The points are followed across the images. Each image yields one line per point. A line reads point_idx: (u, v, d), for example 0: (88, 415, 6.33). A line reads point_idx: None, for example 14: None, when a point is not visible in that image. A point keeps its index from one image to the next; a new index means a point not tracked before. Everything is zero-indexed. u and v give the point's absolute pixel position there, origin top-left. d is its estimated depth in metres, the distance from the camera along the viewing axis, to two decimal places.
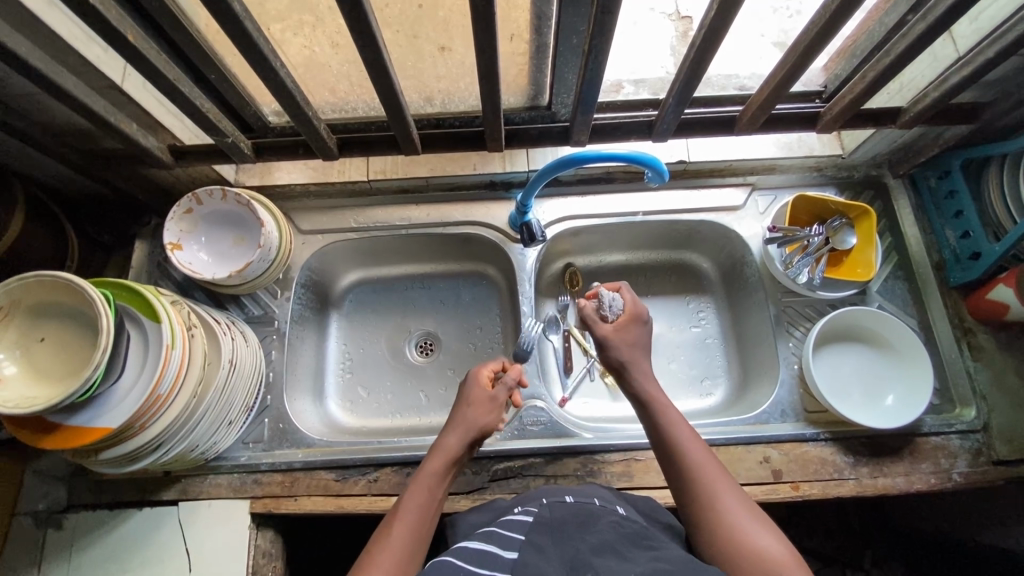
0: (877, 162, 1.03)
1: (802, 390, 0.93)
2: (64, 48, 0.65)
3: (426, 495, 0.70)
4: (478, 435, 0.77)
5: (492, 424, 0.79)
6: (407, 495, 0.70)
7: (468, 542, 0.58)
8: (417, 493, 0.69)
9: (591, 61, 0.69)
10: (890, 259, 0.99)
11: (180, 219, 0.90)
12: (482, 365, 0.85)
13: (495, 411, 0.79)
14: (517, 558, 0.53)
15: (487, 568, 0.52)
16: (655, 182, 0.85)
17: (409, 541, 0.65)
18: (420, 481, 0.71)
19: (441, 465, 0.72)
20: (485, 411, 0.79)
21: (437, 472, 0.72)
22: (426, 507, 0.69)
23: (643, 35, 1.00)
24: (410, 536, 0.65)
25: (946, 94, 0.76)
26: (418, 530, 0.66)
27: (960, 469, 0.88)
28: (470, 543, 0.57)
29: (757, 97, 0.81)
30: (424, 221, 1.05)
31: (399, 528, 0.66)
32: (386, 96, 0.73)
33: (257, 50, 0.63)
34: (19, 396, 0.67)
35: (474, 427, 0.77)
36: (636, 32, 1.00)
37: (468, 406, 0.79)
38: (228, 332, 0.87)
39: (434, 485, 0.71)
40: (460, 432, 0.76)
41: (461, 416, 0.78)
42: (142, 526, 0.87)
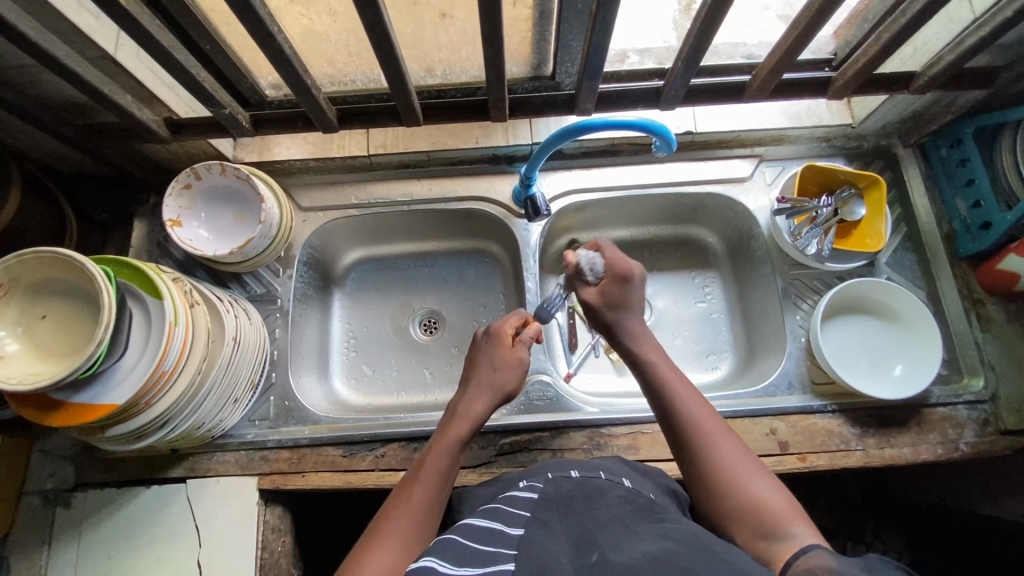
0: (887, 131, 1.01)
1: (809, 362, 0.93)
2: (54, 15, 0.63)
3: (448, 461, 0.70)
4: (500, 401, 0.78)
5: (514, 389, 0.79)
6: (427, 461, 0.70)
7: (475, 517, 0.58)
8: (438, 460, 0.69)
9: (598, 23, 0.67)
10: (899, 231, 0.98)
11: (178, 195, 0.88)
12: (504, 319, 0.83)
13: (519, 375, 0.79)
14: (524, 534, 0.52)
15: (492, 543, 0.52)
16: (663, 151, 0.83)
17: (428, 508, 0.65)
18: (442, 447, 0.71)
19: (465, 431, 0.73)
20: (511, 376, 0.78)
21: (460, 438, 0.72)
22: (448, 473, 0.69)
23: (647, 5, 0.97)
24: (428, 502, 0.66)
25: (962, 57, 0.74)
26: (437, 495, 0.67)
27: (967, 439, 0.87)
28: (477, 519, 0.58)
29: (767, 63, 0.79)
30: (425, 196, 1.04)
31: (418, 495, 0.66)
32: (387, 65, 0.71)
33: (254, 15, 0.61)
34: (21, 373, 0.66)
35: (498, 394, 0.77)
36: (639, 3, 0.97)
37: (495, 370, 0.78)
38: (231, 309, 0.86)
39: (455, 453, 0.71)
40: (485, 399, 0.76)
41: (487, 382, 0.77)
42: (151, 503, 0.88)
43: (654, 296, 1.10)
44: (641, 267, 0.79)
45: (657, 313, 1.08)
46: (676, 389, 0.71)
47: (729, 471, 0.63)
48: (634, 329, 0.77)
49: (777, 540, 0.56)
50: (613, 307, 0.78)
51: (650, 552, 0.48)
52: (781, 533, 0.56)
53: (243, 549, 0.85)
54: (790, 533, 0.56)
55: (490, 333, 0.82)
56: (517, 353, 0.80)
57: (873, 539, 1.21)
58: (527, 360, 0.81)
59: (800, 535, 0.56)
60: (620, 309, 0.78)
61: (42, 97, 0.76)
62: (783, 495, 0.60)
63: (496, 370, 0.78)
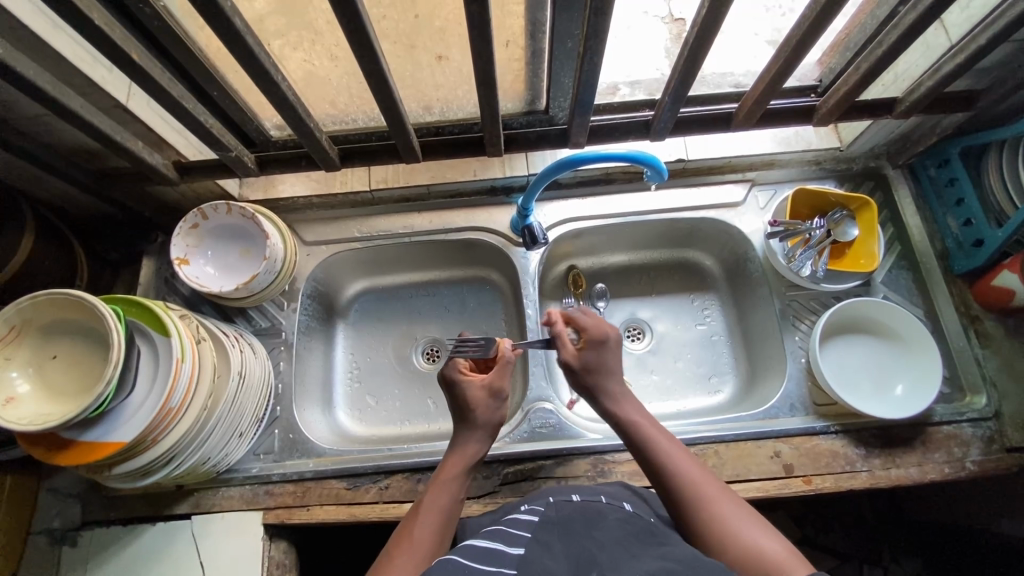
0: (876, 153, 1.03)
1: (810, 383, 0.93)
2: (69, 69, 0.66)
3: (446, 498, 0.71)
4: (490, 435, 0.79)
5: (502, 418, 0.80)
6: (426, 499, 0.71)
7: (476, 539, 0.59)
8: (439, 495, 0.70)
9: (586, 63, 0.70)
10: (893, 250, 1.00)
11: (186, 234, 0.91)
12: (453, 360, 0.83)
13: (499, 407, 0.79)
14: (523, 555, 0.53)
15: (492, 561, 0.53)
16: (655, 180, 0.86)
17: (431, 544, 0.65)
18: (440, 485, 0.72)
19: (461, 467, 0.74)
20: (494, 409, 0.79)
21: (456, 476, 0.73)
22: (450, 508, 0.70)
23: (639, 40, 1.01)
24: (431, 538, 0.66)
25: (941, 83, 0.76)
26: (439, 529, 0.67)
27: (973, 457, 0.87)
28: (477, 540, 0.58)
29: (753, 92, 0.80)
30: (426, 228, 1.06)
31: (421, 532, 0.66)
32: (386, 106, 0.74)
33: (261, 65, 0.64)
34: (32, 414, 0.68)
35: (486, 429, 0.78)
36: (630, 37, 1.02)
37: (473, 409, 0.78)
38: (237, 344, 0.87)
39: (453, 490, 0.72)
40: (476, 436, 0.77)
41: (470, 418, 0.78)
42: (156, 540, 0.88)
43: (654, 319, 1.11)
44: (616, 333, 0.83)
45: (657, 337, 1.09)
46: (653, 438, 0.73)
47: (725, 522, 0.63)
48: (616, 392, 0.79)
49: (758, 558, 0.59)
50: (591, 372, 0.80)
51: (650, 571, 0.48)
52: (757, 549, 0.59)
53: None
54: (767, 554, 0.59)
55: (451, 378, 0.80)
56: (489, 387, 0.79)
57: (889, 563, 1.21)
58: (500, 388, 0.79)
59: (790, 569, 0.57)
60: (598, 371, 0.80)
61: (57, 145, 0.79)
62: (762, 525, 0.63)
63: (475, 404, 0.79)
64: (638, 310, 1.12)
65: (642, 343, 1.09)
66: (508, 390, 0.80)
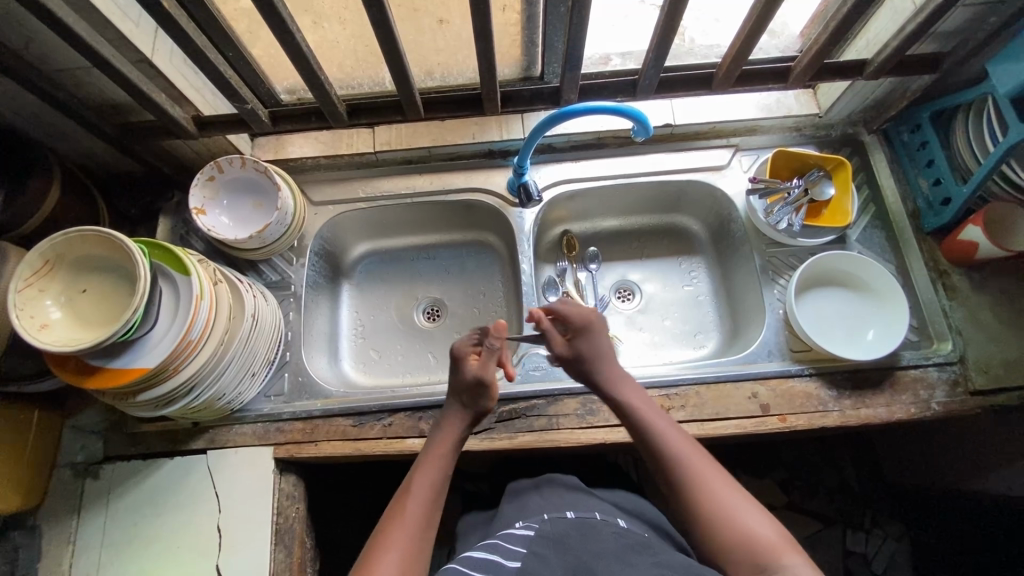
0: (852, 120, 1.10)
1: (787, 332, 0.99)
2: (102, 21, 0.72)
3: (433, 478, 0.77)
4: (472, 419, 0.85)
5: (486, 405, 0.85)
6: (416, 478, 0.76)
7: (475, 550, 0.67)
8: (425, 476, 0.76)
9: (575, 19, 0.75)
10: (867, 211, 1.06)
11: (203, 186, 0.97)
12: (460, 341, 0.88)
13: (479, 395, 0.84)
14: (521, 566, 0.61)
15: (491, 571, 0.61)
16: (641, 137, 0.92)
17: (420, 522, 0.72)
18: (428, 465, 0.78)
19: (446, 449, 0.80)
20: (477, 394, 0.84)
21: (444, 457, 0.80)
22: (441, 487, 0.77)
23: (633, 29, 1.06)
24: (420, 516, 0.72)
25: (905, 42, 0.82)
26: (427, 507, 0.73)
27: (938, 399, 0.93)
28: (476, 552, 0.66)
29: (729, 53, 0.86)
30: (427, 189, 1.12)
31: (411, 508, 0.73)
32: (391, 59, 0.80)
33: (278, 15, 0.70)
34: (65, 338, 0.74)
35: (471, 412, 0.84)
36: (627, 25, 1.06)
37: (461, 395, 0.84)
38: (250, 290, 0.94)
39: (438, 470, 0.78)
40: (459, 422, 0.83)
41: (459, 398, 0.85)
42: (174, 472, 0.94)
43: (643, 281, 1.17)
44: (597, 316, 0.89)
45: (646, 297, 1.16)
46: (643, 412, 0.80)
47: (736, 522, 0.66)
48: (612, 376, 0.85)
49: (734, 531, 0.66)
50: (584, 358, 0.86)
51: None
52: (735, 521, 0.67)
53: (260, 513, 0.91)
54: (747, 527, 0.66)
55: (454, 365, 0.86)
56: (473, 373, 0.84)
57: (871, 526, 1.28)
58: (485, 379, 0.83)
59: (766, 537, 0.65)
60: (592, 360, 0.86)
61: (86, 99, 0.85)
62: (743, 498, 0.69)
63: (470, 392, 0.84)
64: (628, 272, 1.18)
65: (632, 302, 1.15)
66: (491, 379, 0.83)
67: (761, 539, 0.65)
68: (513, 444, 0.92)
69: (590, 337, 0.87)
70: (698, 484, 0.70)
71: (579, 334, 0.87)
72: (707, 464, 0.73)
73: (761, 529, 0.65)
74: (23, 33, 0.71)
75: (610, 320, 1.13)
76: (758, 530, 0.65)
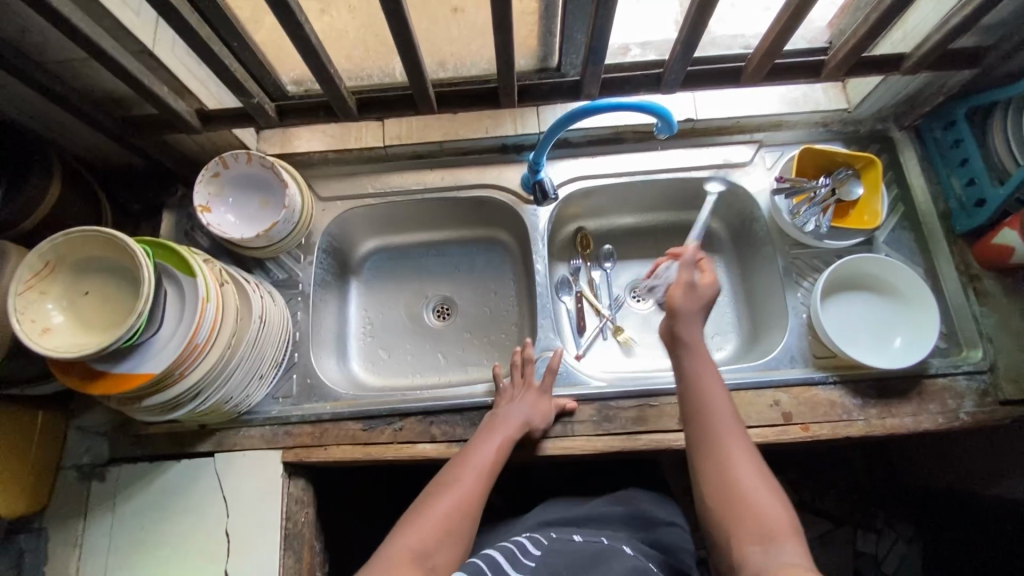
0: (882, 116, 1.05)
1: (810, 337, 0.96)
2: (99, 10, 0.68)
3: (487, 458, 0.81)
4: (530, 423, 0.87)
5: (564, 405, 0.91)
6: (468, 457, 0.82)
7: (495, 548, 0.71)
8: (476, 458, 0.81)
9: (600, 11, 0.71)
10: (896, 211, 1.02)
11: (208, 182, 0.94)
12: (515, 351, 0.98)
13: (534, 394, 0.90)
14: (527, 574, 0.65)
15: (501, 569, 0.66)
16: (664, 133, 0.88)
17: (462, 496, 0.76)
18: (484, 448, 0.83)
19: (504, 436, 0.84)
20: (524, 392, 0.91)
21: (501, 442, 0.84)
22: (508, 447, 0.84)
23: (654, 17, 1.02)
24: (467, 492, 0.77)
25: (948, 36, 0.77)
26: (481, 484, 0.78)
27: (967, 408, 0.90)
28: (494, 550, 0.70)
29: (761, 46, 0.82)
30: (438, 185, 1.08)
31: (458, 484, 0.77)
32: (404, 51, 0.76)
33: (285, 5, 0.66)
34: (68, 343, 0.71)
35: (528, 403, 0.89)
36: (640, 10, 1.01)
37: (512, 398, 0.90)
38: (258, 290, 0.91)
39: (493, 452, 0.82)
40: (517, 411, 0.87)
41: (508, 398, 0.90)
42: (181, 475, 0.92)
43: None
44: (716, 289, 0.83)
45: None
46: (696, 366, 0.77)
47: (742, 486, 0.65)
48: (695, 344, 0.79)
49: (734, 495, 0.64)
50: (684, 307, 0.81)
51: None
52: (741, 485, 0.65)
53: (268, 518, 0.90)
54: (751, 498, 0.64)
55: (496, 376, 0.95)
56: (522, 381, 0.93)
57: (883, 526, 1.26)
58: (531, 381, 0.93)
59: (767, 510, 0.62)
60: (691, 312, 0.80)
61: (85, 91, 0.82)
62: (761, 471, 0.67)
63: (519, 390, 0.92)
64: (644, 271, 1.15)
65: (648, 302, 1.12)
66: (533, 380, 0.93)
67: (760, 509, 0.63)
68: (527, 451, 0.90)
69: (707, 297, 0.82)
70: (717, 454, 0.69)
71: (674, 319, 0.80)
72: (736, 437, 0.70)
73: (766, 502, 0.63)
74: (18, 24, 0.68)
75: (625, 321, 1.10)
76: (761, 501, 0.63)
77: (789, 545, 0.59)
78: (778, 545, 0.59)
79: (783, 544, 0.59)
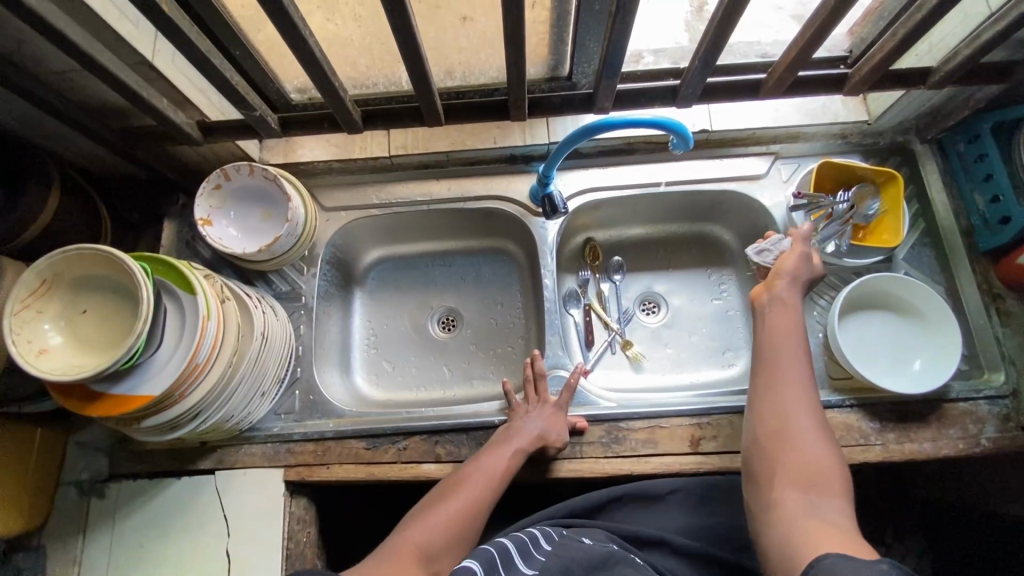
0: (903, 127, 1.02)
1: (826, 357, 0.93)
2: (96, 22, 0.66)
3: (494, 469, 0.81)
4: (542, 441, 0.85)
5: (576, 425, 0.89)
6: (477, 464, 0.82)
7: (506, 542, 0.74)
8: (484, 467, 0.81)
9: (617, 25, 0.68)
10: (917, 226, 0.99)
11: (209, 195, 0.91)
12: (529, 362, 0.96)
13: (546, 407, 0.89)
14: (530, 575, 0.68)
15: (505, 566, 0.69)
16: (679, 148, 0.85)
17: (467, 510, 0.77)
18: (491, 458, 0.82)
19: (514, 446, 0.83)
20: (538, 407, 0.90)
21: (512, 452, 0.83)
22: (520, 457, 0.83)
23: None
24: (473, 502, 0.78)
25: (979, 51, 0.74)
26: (482, 497, 0.79)
27: (988, 434, 0.87)
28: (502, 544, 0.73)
29: (782, 60, 0.79)
30: (444, 196, 1.06)
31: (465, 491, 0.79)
32: (412, 64, 0.74)
33: (289, 19, 0.64)
34: (65, 364, 0.70)
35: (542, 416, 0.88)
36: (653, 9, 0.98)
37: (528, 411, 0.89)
38: (259, 305, 0.89)
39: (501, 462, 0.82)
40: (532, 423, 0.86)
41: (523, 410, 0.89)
42: (181, 493, 0.90)
43: (670, 294, 1.11)
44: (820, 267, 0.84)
45: (673, 311, 1.10)
46: (773, 317, 0.79)
47: (795, 437, 0.68)
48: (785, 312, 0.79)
49: (787, 442, 0.68)
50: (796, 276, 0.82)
51: None
52: (796, 435, 0.68)
53: (270, 538, 0.88)
54: (802, 447, 0.67)
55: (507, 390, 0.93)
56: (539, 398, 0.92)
57: (892, 541, 1.16)
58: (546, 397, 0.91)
59: (817, 463, 0.66)
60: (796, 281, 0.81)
61: (84, 102, 0.80)
62: (817, 424, 0.69)
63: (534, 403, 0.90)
64: (654, 284, 1.12)
65: (658, 316, 1.10)
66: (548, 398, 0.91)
67: (809, 462, 0.66)
68: (534, 473, 0.88)
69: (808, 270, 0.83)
70: (778, 392, 0.72)
71: (778, 277, 0.81)
72: (800, 382, 0.73)
73: (817, 454, 0.67)
74: (13, 36, 0.65)
75: (634, 335, 1.08)
76: (811, 452, 0.67)
77: (830, 496, 0.63)
78: (817, 495, 0.63)
79: (822, 494, 0.63)
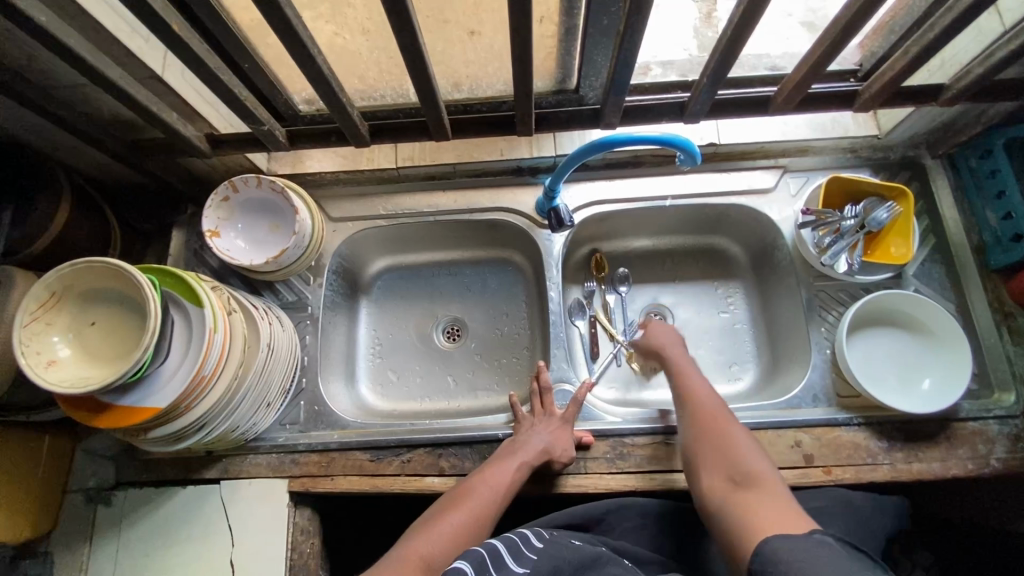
0: (915, 142, 1.01)
1: (834, 375, 0.92)
2: (108, 38, 0.67)
3: (499, 480, 0.81)
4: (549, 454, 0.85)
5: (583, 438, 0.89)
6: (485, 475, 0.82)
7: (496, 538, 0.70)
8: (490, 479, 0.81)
9: (625, 42, 0.68)
10: (927, 242, 0.97)
11: (217, 207, 0.92)
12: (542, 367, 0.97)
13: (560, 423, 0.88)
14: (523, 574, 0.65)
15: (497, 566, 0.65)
16: (687, 164, 0.84)
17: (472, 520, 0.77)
18: (501, 470, 0.82)
19: (520, 456, 0.83)
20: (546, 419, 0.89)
21: (519, 464, 0.82)
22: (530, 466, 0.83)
23: None
24: (478, 511, 0.78)
25: (992, 69, 0.73)
26: (487, 508, 0.78)
27: (998, 455, 0.86)
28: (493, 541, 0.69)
29: (792, 77, 0.79)
30: (451, 207, 1.06)
31: (472, 501, 0.78)
32: (420, 79, 0.74)
33: (298, 37, 0.64)
34: (74, 376, 0.70)
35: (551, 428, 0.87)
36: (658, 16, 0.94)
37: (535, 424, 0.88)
38: (266, 316, 0.89)
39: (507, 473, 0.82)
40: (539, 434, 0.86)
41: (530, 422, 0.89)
42: (186, 502, 0.91)
43: (676, 306, 1.10)
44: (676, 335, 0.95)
45: (679, 323, 1.09)
46: (682, 366, 0.89)
47: (733, 454, 0.73)
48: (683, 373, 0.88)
49: (726, 461, 0.73)
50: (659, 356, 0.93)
51: None
52: (732, 454, 0.73)
53: (273, 549, 0.88)
54: (741, 461, 0.72)
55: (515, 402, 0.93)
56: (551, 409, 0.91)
57: None
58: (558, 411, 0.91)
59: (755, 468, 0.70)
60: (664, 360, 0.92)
61: (95, 115, 0.81)
62: (751, 443, 0.75)
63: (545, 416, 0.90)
64: (660, 296, 1.11)
65: None
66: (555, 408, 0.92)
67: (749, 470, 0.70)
68: (538, 488, 0.88)
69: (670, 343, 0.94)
70: (705, 422, 0.79)
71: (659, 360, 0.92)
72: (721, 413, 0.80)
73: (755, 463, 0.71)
74: (26, 51, 0.66)
75: None
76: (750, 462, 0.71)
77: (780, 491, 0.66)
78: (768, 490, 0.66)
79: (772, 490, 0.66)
